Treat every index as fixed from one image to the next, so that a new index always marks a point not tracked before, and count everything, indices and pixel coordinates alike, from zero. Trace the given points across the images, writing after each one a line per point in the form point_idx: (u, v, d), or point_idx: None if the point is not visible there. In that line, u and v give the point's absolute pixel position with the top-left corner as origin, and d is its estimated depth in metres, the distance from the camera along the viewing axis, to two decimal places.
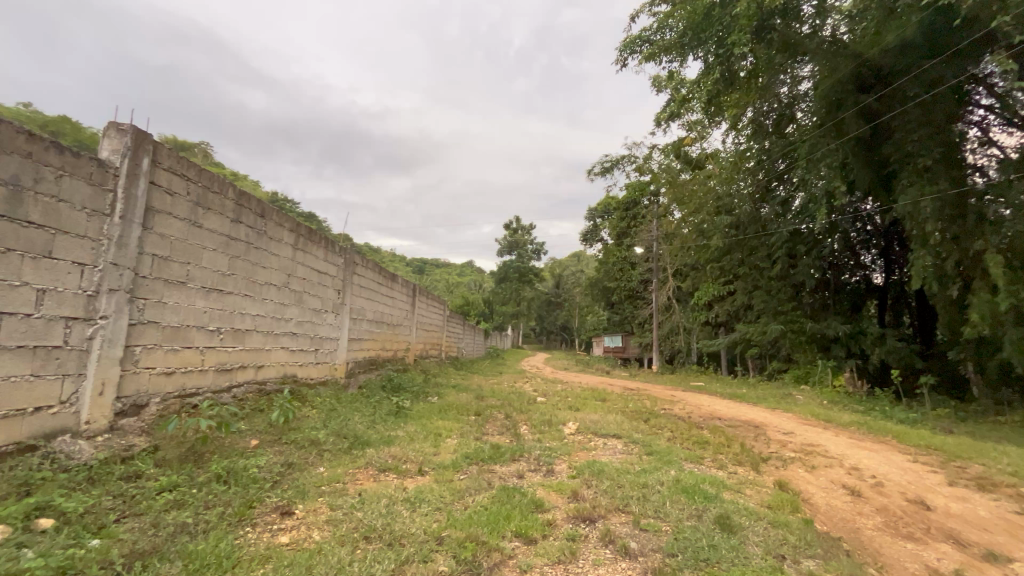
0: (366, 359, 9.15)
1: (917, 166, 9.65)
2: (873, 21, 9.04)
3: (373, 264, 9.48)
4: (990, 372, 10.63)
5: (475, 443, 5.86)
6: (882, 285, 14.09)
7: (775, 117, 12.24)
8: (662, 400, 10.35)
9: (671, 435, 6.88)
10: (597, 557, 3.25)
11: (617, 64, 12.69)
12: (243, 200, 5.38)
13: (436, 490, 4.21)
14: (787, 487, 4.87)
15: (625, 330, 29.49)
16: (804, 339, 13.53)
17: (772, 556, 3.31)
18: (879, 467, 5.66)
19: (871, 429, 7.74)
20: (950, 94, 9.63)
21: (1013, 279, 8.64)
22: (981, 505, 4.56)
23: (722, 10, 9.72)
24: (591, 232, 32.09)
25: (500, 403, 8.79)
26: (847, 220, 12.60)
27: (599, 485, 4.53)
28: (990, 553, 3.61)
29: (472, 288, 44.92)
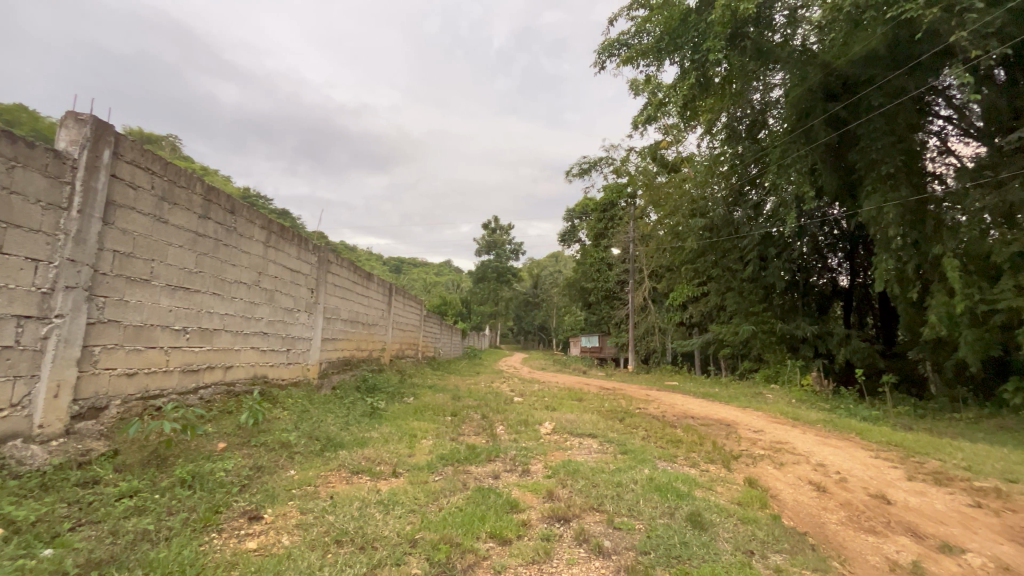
0: (340, 359, 8.99)
1: (880, 173, 10.05)
2: (840, 32, 9.37)
3: (348, 263, 9.33)
4: (947, 371, 11.12)
5: (450, 444, 5.82)
6: (848, 287, 14.59)
7: (747, 123, 12.64)
8: (637, 399, 10.51)
9: (646, 433, 6.99)
10: (571, 557, 3.27)
11: (595, 67, 12.82)
12: (212, 195, 5.21)
13: (410, 491, 4.17)
14: (757, 484, 4.99)
15: (602, 330, 29.81)
16: (774, 340, 13.91)
17: (741, 552, 3.38)
18: (844, 463, 5.87)
19: (835, 426, 8.01)
20: (911, 104, 10.06)
21: (968, 282, 9.05)
22: (937, 499, 4.77)
23: (698, 17, 10.14)
24: (569, 233, 32.35)
25: (477, 403, 8.75)
26: (815, 224, 13.01)
27: (574, 484, 4.55)
28: (945, 544, 3.78)
29: (449, 288, 44.63)
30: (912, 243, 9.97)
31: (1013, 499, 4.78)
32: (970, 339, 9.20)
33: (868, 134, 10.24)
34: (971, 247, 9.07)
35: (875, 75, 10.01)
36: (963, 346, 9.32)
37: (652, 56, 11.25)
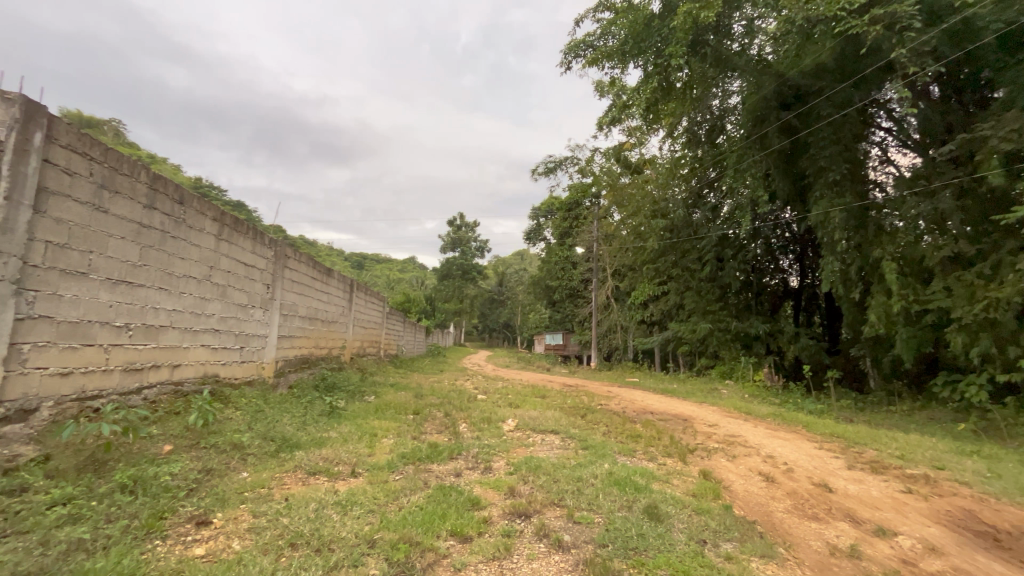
0: (297, 357, 8.68)
1: (827, 179, 10.62)
2: (793, 43, 9.76)
3: (307, 258, 9.03)
4: (884, 367, 11.87)
5: (412, 443, 5.74)
6: (798, 287, 15.29)
7: (707, 127, 13.04)
8: (599, 396, 10.71)
9: (606, 429, 7.13)
10: (531, 552, 3.30)
11: (562, 66, 12.89)
12: (159, 184, 4.93)
13: (370, 491, 4.10)
14: (710, 476, 5.18)
15: (565, 328, 30.19)
16: (730, 337, 14.45)
17: (694, 541, 3.50)
18: (790, 454, 6.18)
19: (784, 419, 8.42)
20: (856, 115, 10.67)
21: (904, 284, 9.69)
22: (873, 486, 5.10)
23: (661, 22, 10.43)
24: (534, 232, 32.54)
25: (440, 401, 8.67)
26: (768, 227, 13.58)
27: (535, 480, 4.59)
28: (879, 528, 4.04)
29: (414, 285, 44.00)
30: (855, 246, 10.59)
31: (939, 485, 5.16)
32: (905, 337, 9.86)
33: (817, 142, 10.79)
34: (907, 251, 9.71)
35: (824, 87, 10.55)
36: (898, 343, 9.98)
37: (617, 58, 11.38)
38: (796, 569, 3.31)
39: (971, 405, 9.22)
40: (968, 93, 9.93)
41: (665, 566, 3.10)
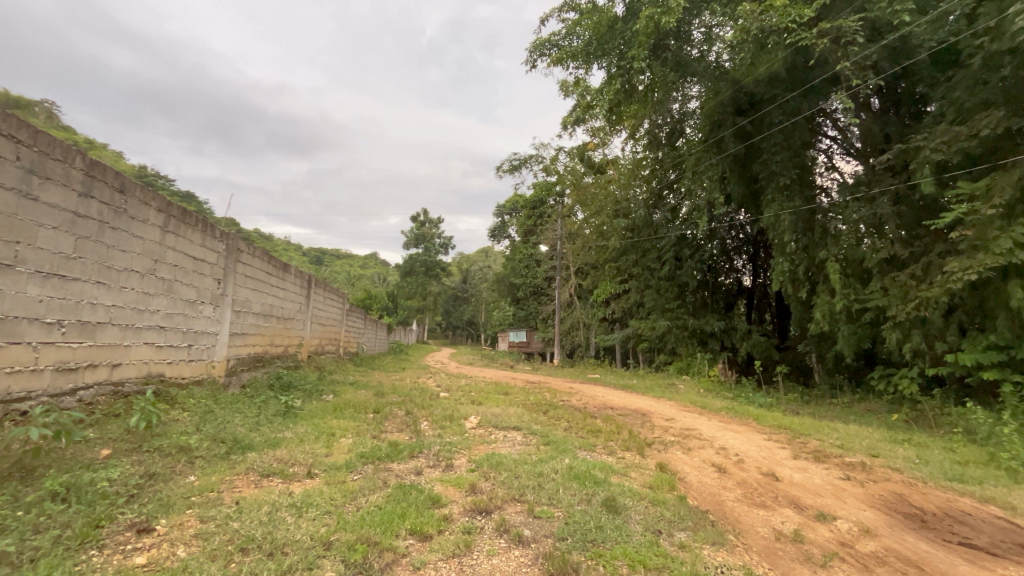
0: (251, 356, 8.33)
1: (778, 184, 11.13)
2: (748, 53, 10.09)
3: (261, 252, 8.68)
4: (828, 362, 12.57)
5: (371, 442, 5.63)
6: (750, 286, 15.68)
7: (667, 130, 13.40)
8: (561, 392, 10.81)
9: (568, 425, 7.23)
10: (491, 548, 3.30)
11: (527, 64, 12.91)
12: (97, 172, 4.63)
13: (326, 492, 3.99)
14: (666, 468, 5.35)
15: (529, 326, 30.35)
16: (687, 334, 14.93)
17: (651, 532, 3.60)
18: (741, 446, 6.46)
19: (736, 413, 8.79)
20: (805, 124, 11.24)
21: (846, 284, 10.29)
22: (816, 474, 5.40)
23: (624, 25, 10.60)
24: (499, 230, 32.55)
25: (401, 399, 8.55)
26: (723, 228, 14.15)
27: (497, 477, 4.60)
28: (820, 513, 4.28)
29: (376, 281, 43.16)
30: (803, 247, 11.18)
31: (875, 472, 5.52)
32: (846, 333, 10.48)
33: (769, 148, 11.30)
34: (849, 253, 10.33)
35: (776, 95, 11.06)
36: (840, 339, 10.59)
37: (581, 59, 11.49)
38: (744, 555, 3.47)
39: (903, 397, 9.92)
40: (905, 105, 10.65)
41: (623, 557, 3.18)
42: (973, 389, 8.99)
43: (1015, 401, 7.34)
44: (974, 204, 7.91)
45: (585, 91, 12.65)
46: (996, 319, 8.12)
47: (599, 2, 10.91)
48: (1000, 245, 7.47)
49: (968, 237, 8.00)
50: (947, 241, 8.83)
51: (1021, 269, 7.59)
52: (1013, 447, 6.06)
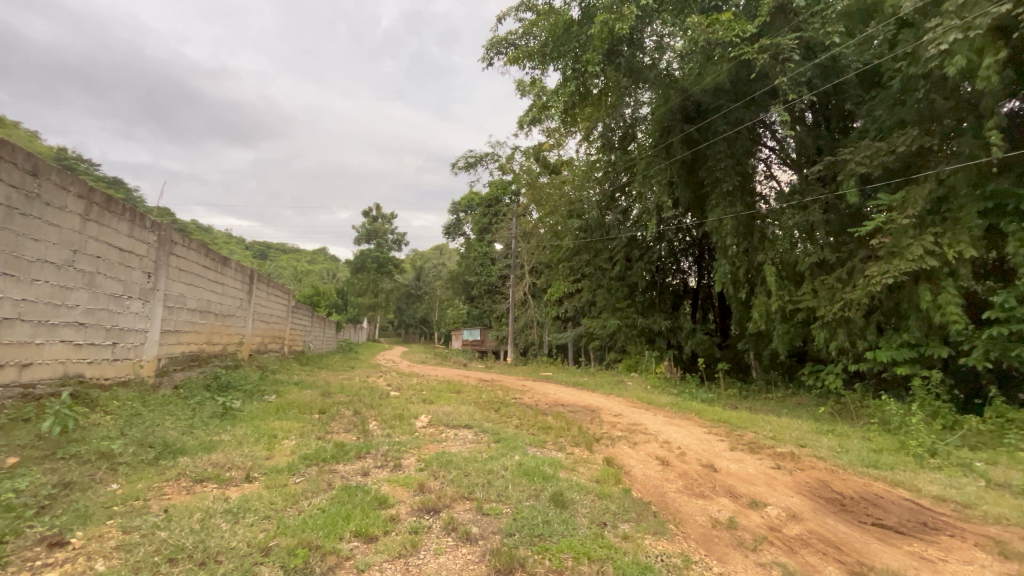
0: (185, 355, 7.82)
1: (722, 190, 11.74)
2: (696, 63, 10.49)
3: (197, 244, 8.15)
4: (763, 359, 13.34)
5: (316, 443, 5.45)
6: (695, 287, 16.23)
7: (620, 134, 13.81)
8: (513, 390, 10.87)
9: (519, 422, 7.28)
10: (438, 547, 3.27)
11: (484, 62, 12.86)
12: (5, 152, 4.21)
13: (265, 497, 3.82)
14: (613, 462, 5.51)
15: (483, 324, 30.30)
16: (636, 333, 15.39)
17: (596, 524, 3.70)
18: (684, 439, 6.74)
19: (680, 408, 9.17)
20: (747, 133, 11.85)
21: (781, 286, 10.96)
22: (751, 464, 5.74)
23: (579, 29, 10.76)
24: (453, 227, 32.29)
25: (349, 399, 8.30)
26: (671, 231, 14.69)
27: (446, 475, 4.57)
28: (753, 501, 4.55)
29: (324, 277, 41.75)
30: (743, 251, 11.82)
31: (802, 461, 5.93)
32: (781, 332, 11.15)
33: (714, 155, 11.87)
34: (783, 257, 11.03)
35: (721, 105, 11.61)
36: (775, 338, 11.25)
37: (537, 59, 11.56)
38: (682, 543, 3.63)
39: (828, 391, 10.69)
40: (834, 121, 11.49)
41: (568, 550, 3.24)
42: (888, 383, 9.84)
43: (922, 394, 8.10)
44: (892, 214, 8.65)
45: (541, 92, 12.73)
46: (908, 319, 8.91)
47: (555, 4, 11.03)
48: (913, 252, 8.20)
49: (887, 244, 8.74)
50: (868, 247, 9.60)
51: (929, 274, 8.38)
52: (920, 436, 6.68)
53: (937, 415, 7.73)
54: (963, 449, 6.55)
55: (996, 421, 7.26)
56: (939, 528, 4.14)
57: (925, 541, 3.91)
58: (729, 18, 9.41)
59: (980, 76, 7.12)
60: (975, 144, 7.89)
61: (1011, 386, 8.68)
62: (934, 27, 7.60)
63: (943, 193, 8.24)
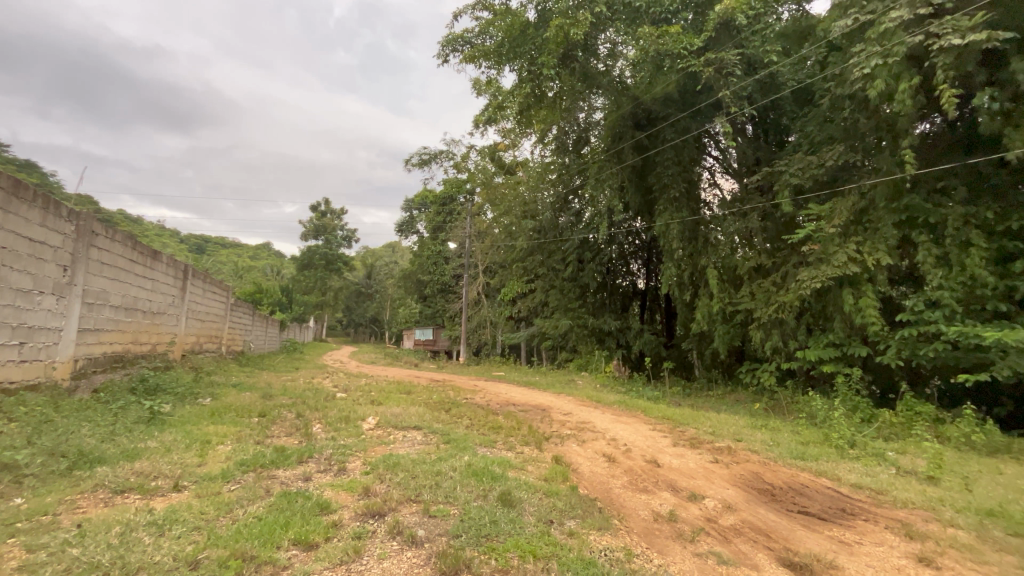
0: (107, 356, 7.19)
1: (669, 196, 12.25)
2: (647, 72, 10.82)
3: (122, 236, 7.54)
4: (706, 358, 13.96)
5: (255, 448, 5.18)
6: (643, 289, 16.52)
7: (574, 138, 14.24)
8: (464, 390, 10.81)
9: (469, 422, 7.24)
10: (383, 551, 3.20)
11: (439, 58, 12.67)
12: None
13: (195, 506, 3.59)
14: (561, 460, 5.60)
15: (435, 323, 29.92)
16: (586, 333, 15.67)
17: (543, 522, 3.74)
18: (630, 436, 6.94)
19: (628, 405, 9.44)
20: (694, 143, 12.39)
21: (722, 289, 11.52)
22: (691, 458, 6.00)
23: (535, 31, 10.84)
24: (405, 224, 31.73)
25: (292, 401, 7.95)
26: (621, 234, 15.17)
27: (392, 478, 4.47)
28: (692, 494, 4.75)
29: (267, 274, 39.86)
30: (688, 255, 12.33)
31: (738, 454, 6.26)
32: (722, 333, 11.69)
33: (662, 162, 12.34)
34: (724, 261, 11.60)
35: (669, 114, 12.03)
36: (717, 338, 11.79)
37: (493, 59, 11.54)
38: (626, 537, 3.73)
39: (763, 388, 11.34)
40: (771, 134, 12.19)
41: (514, 548, 3.26)
42: (815, 380, 10.59)
43: (845, 390, 8.76)
44: (820, 224, 9.32)
45: (496, 92, 12.64)
46: (833, 321, 9.62)
47: (512, 5, 11.03)
48: (838, 259, 8.88)
49: (816, 251, 9.40)
50: (799, 254, 10.29)
51: (852, 279, 9.08)
52: (841, 429, 7.23)
53: (856, 409, 8.41)
54: (877, 440, 7.15)
55: (906, 414, 7.97)
56: (856, 513, 4.50)
57: (844, 526, 4.23)
58: (678, 30, 9.82)
59: (897, 100, 7.77)
60: (892, 162, 8.61)
61: (918, 382, 9.57)
62: (859, 52, 8.25)
63: (864, 205, 8.97)
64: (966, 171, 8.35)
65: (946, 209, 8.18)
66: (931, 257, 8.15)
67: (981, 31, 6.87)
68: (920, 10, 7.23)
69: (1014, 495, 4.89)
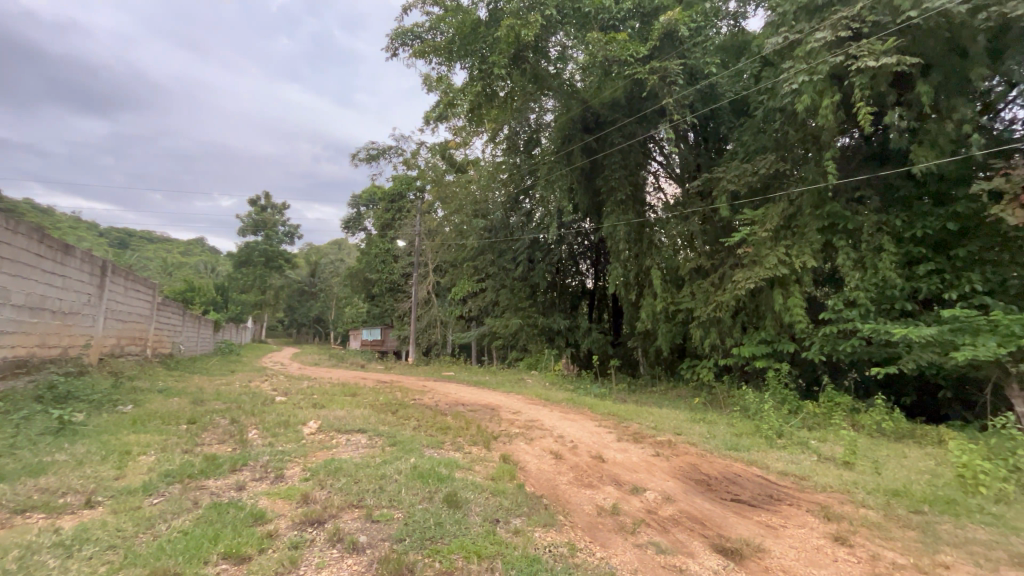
0: (7, 360, 6.48)
1: (616, 198, 12.65)
2: (596, 77, 11.09)
3: (26, 227, 6.81)
4: (650, 355, 14.46)
5: (182, 458, 4.84)
6: (592, 288, 16.91)
7: (525, 138, 14.39)
8: (412, 391, 10.62)
9: (417, 424, 7.13)
10: (321, 560, 3.08)
11: (388, 51, 12.36)
12: None
13: (112, 523, 3.31)
14: (509, 459, 5.62)
15: (384, 323, 29.23)
16: (537, 332, 15.83)
17: (489, 522, 3.73)
18: (577, 433, 7.08)
19: (575, 403, 9.63)
20: (638, 148, 12.80)
21: (665, 288, 12.02)
22: (634, 453, 6.20)
23: (486, 30, 10.82)
24: (353, 221, 30.79)
25: (226, 406, 7.51)
26: (571, 235, 15.66)
27: (334, 484, 4.32)
28: (634, 488, 4.92)
29: (199, 270, 37.41)
30: (634, 256, 12.74)
31: (678, 447, 6.54)
32: (666, 331, 12.16)
33: (610, 165, 12.74)
34: (667, 262, 12.08)
35: (617, 118, 12.42)
36: (661, 336, 12.24)
37: (444, 56, 11.40)
38: (570, 533, 3.80)
39: (702, 383, 11.89)
40: (711, 142, 12.72)
41: (459, 550, 3.23)
42: (749, 375, 11.25)
43: (774, 383, 9.38)
44: (754, 228, 9.90)
45: (447, 89, 12.48)
46: (765, 320, 10.25)
47: (463, 2, 10.94)
48: (769, 261, 9.48)
49: (750, 253, 10.01)
50: (736, 256, 10.90)
51: (781, 280, 9.72)
52: (771, 420, 7.71)
53: (784, 402, 9.02)
54: (802, 430, 7.71)
55: (827, 405, 8.64)
56: (782, 499, 4.83)
57: (771, 511, 4.52)
58: (625, 38, 10.15)
59: (821, 115, 8.40)
60: (816, 171, 9.28)
61: (839, 375, 10.36)
62: (789, 69, 8.83)
63: (793, 212, 9.62)
64: (879, 182, 9.14)
65: (862, 217, 8.93)
66: (849, 261, 8.86)
67: (893, 55, 7.55)
68: (841, 33, 7.84)
69: (916, 476, 5.42)
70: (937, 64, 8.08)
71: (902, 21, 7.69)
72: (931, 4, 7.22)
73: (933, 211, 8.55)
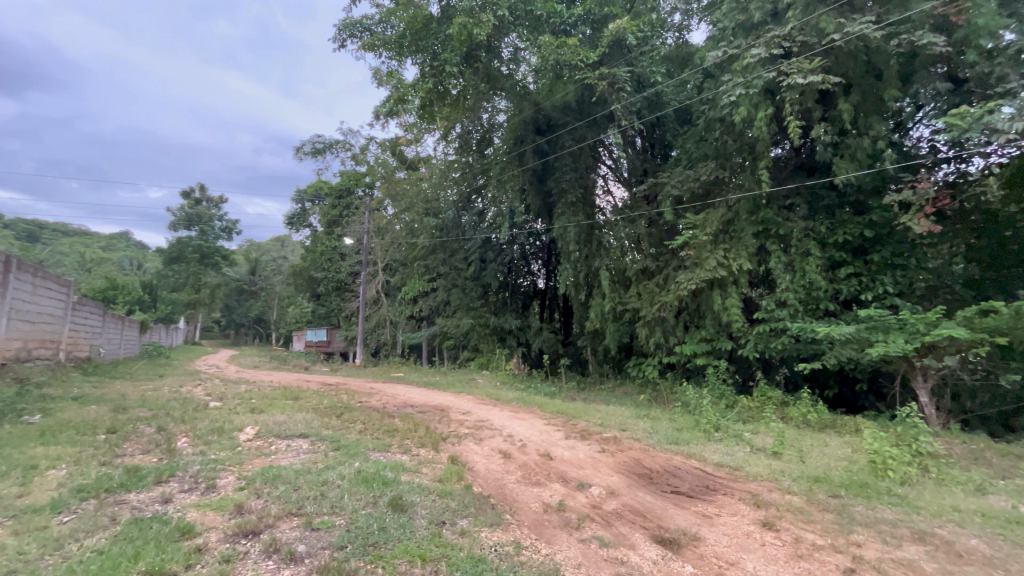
0: None
1: (567, 200, 12.88)
2: (547, 80, 11.23)
3: None
4: (599, 354, 14.78)
5: (99, 471, 4.45)
6: (543, 289, 17.08)
7: (477, 137, 14.40)
8: (359, 393, 10.31)
9: (363, 427, 6.93)
10: (254, 573, 2.94)
11: (336, 42, 11.93)
12: None
13: (10, 546, 2.98)
14: (458, 460, 5.57)
15: (330, 323, 28.14)
16: (488, 331, 15.83)
17: (434, 523, 3.70)
18: (526, 432, 7.14)
19: (524, 402, 9.71)
20: (588, 151, 13.14)
21: (613, 289, 12.35)
22: (581, 450, 6.34)
23: (438, 27, 10.71)
24: (297, 217, 29.47)
25: (152, 414, 6.97)
26: (523, 235, 15.70)
27: (271, 492, 4.12)
28: (579, 483, 5.04)
29: (123, 266, 34.50)
30: (584, 257, 12.98)
31: (623, 443, 6.76)
32: (614, 330, 12.49)
33: (561, 167, 12.98)
34: (615, 263, 12.43)
35: (568, 121, 12.67)
36: (609, 335, 12.55)
37: (394, 49, 11.13)
38: (515, 531, 3.83)
39: (647, 380, 12.32)
40: (657, 148, 13.16)
41: (403, 554, 3.18)
42: (690, 371, 11.79)
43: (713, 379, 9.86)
44: (695, 232, 10.36)
45: (397, 85, 12.20)
46: (705, 319, 10.76)
47: None
48: (709, 263, 9.96)
49: (691, 256, 10.49)
50: (678, 258, 11.38)
51: (720, 282, 10.23)
52: (709, 415, 8.11)
53: (721, 397, 9.53)
54: (737, 423, 8.17)
55: (759, 399, 9.21)
56: (716, 488, 5.10)
57: (707, 501, 4.76)
58: (575, 43, 10.38)
59: (756, 126, 8.94)
60: (752, 180, 9.85)
61: (771, 370, 11.02)
62: (728, 81, 9.30)
63: (731, 217, 10.15)
64: (807, 191, 9.83)
65: (792, 223, 9.57)
66: (781, 264, 9.48)
67: (818, 74, 8.15)
68: (774, 50, 8.37)
69: (835, 463, 5.88)
70: (857, 84, 8.81)
71: (826, 43, 8.33)
72: (851, 28, 7.85)
73: (852, 219, 9.30)
